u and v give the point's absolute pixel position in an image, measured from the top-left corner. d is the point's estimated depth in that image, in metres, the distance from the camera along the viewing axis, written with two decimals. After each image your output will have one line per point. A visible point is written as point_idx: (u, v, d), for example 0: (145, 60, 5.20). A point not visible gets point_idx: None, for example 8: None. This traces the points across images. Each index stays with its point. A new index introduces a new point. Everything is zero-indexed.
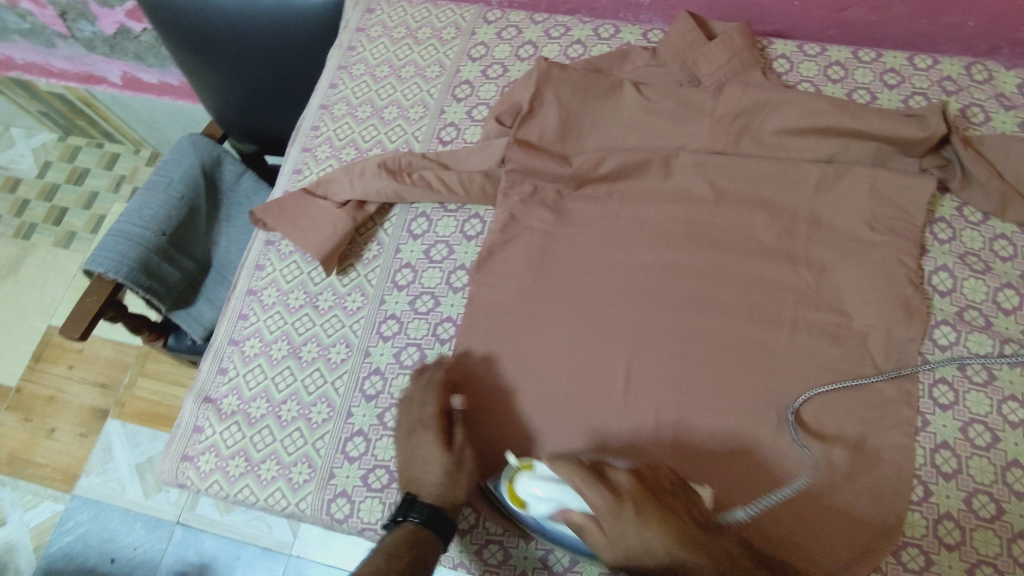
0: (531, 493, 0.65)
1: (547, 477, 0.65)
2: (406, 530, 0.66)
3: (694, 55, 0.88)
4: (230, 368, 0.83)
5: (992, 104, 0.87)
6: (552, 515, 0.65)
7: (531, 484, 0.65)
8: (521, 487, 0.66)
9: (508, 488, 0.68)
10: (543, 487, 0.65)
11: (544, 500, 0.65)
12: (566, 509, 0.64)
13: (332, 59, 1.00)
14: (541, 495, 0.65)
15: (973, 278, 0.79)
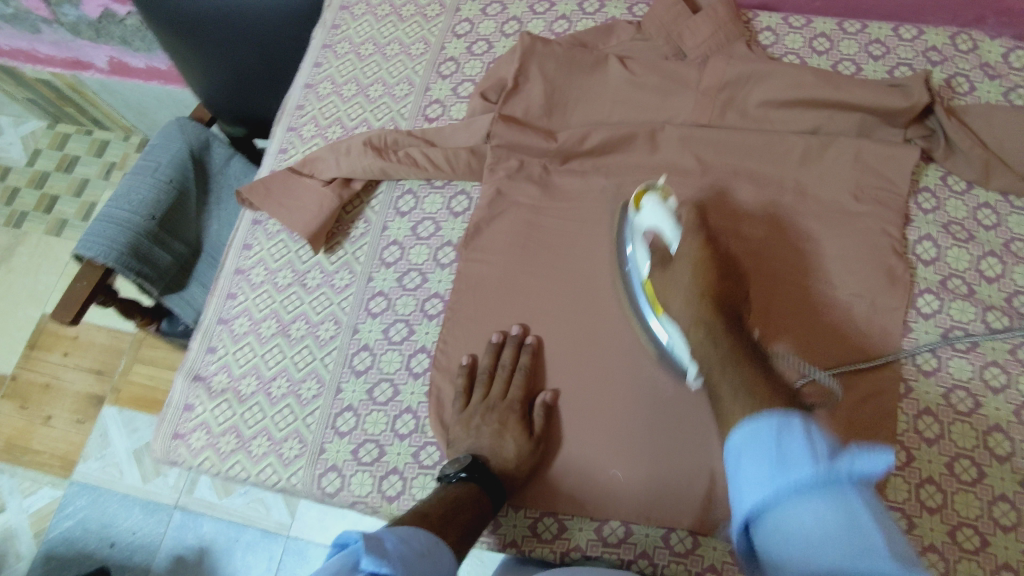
0: (650, 206, 0.75)
1: (664, 207, 0.74)
2: (470, 487, 0.66)
3: (679, 28, 0.88)
4: (219, 347, 0.83)
5: (976, 74, 0.88)
6: (649, 233, 0.75)
7: (653, 202, 0.75)
8: (646, 199, 0.75)
9: (638, 191, 0.77)
10: (658, 212, 0.74)
11: (652, 217, 0.74)
12: (661, 233, 0.74)
13: (317, 38, 1.00)
14: (652, 216, 0.74)
15: (956, 247, 0.80)
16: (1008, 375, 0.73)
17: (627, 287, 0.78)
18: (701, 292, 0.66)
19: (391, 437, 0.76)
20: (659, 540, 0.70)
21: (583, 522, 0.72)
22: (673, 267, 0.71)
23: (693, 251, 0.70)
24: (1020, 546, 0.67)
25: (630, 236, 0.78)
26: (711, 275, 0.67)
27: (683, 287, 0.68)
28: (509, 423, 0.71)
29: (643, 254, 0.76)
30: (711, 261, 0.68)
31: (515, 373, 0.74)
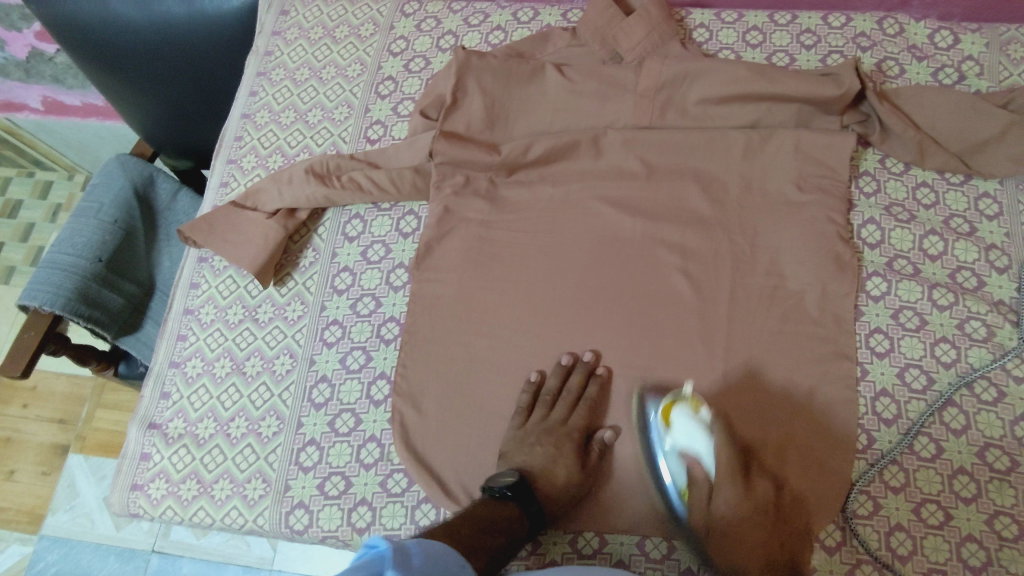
0: (683, 425, 0.68)
1: (700, 427, 0.67)
2: (512, 507, 0.65)
3: (613, 31, 0.88)
4: (173, 392, 0.81)
5: (904, 56, 0.90)
6: (685, 455, 0.67)
7: (684, 417, 0.68)
8: (677, 413, 0.68)
9: (665, 403, 0.70)
10: (692, 428, 0.67)
11: (687, 436, 0.67)
12: (699, 459, 0.66)
13: (250, 66, 0.98)
14: (688, 432, 0.67)
15: (899, 228, 0.81)
16: (957, 350, 0.75)
17: (651, 470, 0.71)
18: (749, 551, 0.61)
19: (356, 468, 0.74)
20: (634, 547, 0.71)
21: (556, 536, 0.72)
22: (713, 505, 0.64)
23: (732, 492, 0.63)
24: (982, 516, 0.68)
25: (660, 454, 0.70)
26: (756, 528, 0.62)
27: (727, 530, 0.63)
28: (564, 449, 0.71)
29: (676, 463, 0.68)
30: (761, 499, 0.63)
31: (581, 400, 0.73)
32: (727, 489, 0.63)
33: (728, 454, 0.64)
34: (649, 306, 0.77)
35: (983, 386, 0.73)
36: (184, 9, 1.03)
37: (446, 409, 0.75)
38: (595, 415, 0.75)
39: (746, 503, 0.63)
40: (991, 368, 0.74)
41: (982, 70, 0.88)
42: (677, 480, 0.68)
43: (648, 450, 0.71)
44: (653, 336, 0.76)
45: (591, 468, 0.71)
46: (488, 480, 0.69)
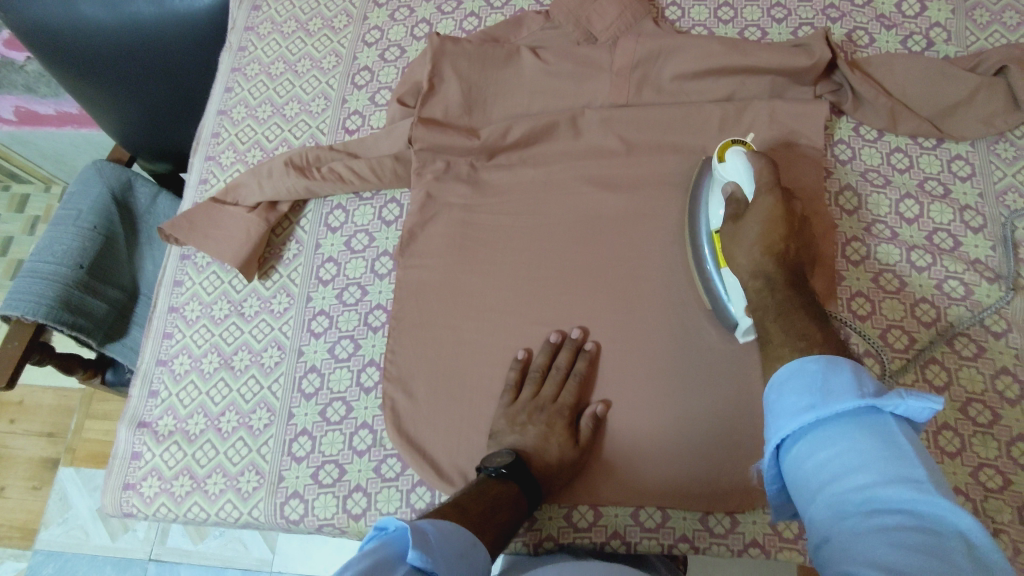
0: (733, 161, 0.70)
1: (749, 167, 0.69)
2: (509, 486, 0.65)
3: (586, 12, 0.89)
4: (161, 390, 0.80)
5: (873, 26, 0.91)
6: (727, 189, 0.71)
7: (736, 154, 0.70)
8: (732, 150, 0.71)
9: (724, 142, 0.74)
10: (739, 165, 0.70)
11: (734, 170, 0.70)
12: (740, 187, 0.69)
13: (224, 63, 0.98)
14: (736, 167, 0.70)
15: (875, 194, 0.83)
16: (937, 310, 0.76)
17: (691, 225, 0.76)
18: (769, 250, 0.64)
19: (350, 455, 0.74)
20: (629, 519, 0.72)
21: (552, 511, 0.73)
22: (745, 219, 0.67)
23: (768, 210, 0.65)
24: (967, 469, 0.69)
25: (710, 188, 0.75)
26: (785, 242, 0.64)
27: (753, 249, 0.65)
28: (556, 425, 0.71)
29: (719, 204, 0.73)
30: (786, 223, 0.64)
31: (569, 377, 0.74)
32: (759, 239, 0.65)
33: (772, 183, 0.67)
34: (634, 282, 0.78)
35: (963, 343, 0.75)
36: (154, 9, 1.02)
37: (436, 394, 0.75)
38: (585, 389, 0.75)
39: (780, 218, 0.65)
40: (970, 325, 0.75)
41: (949, 36, 0.90)
42: (714, 226, 0.73)
43: (697, 193, 0.77)
44: (639, 310, 0.77)
45: (585, 444, 0.71)
46: (480, 461, 0.69)
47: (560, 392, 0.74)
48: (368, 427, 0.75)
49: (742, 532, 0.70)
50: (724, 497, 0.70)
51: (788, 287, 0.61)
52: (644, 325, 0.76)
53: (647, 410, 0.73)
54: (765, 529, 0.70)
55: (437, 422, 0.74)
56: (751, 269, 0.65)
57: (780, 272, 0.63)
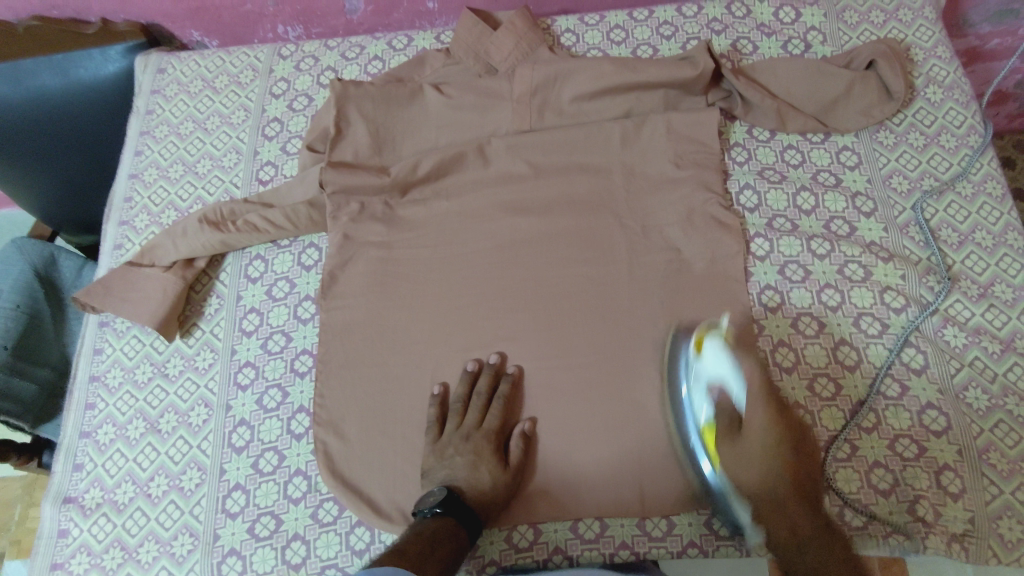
0: (714, 354, 0.70)
1: (734, 365, 0.69)
2: (446, 520, 0.65)
3: (484, 46, 0.92)
4: (86, 462, 0.78)
5: (755, 35, 0.97)
6: (710, 387, 0.69)
7: (719, 351, 0.70)
8: (710, 343, 0.71)
9: (698, 334, 0.73)
10: (721, 358, 0.69)
11: (716, 366, 0.69)
12: (728, 390, 0.69)
13: (133, 128, 0.98)
14: (713, 366, 0.69)
15: (773, 190, 0.86)
16: (841, 294, 0.79)
17: (671, 417, 0.72)
18: (783, 469, 0.65)
19: (285, 504, 0.73)
20: (569, 533, 0.72)
21: (493, 534, 0.73)
22: (744, 437, 0.67)
23: (769, 430, 0.66)
24: (884, 442, 0.72)
25: (683, 377, 0.72)
26: (789, 445, 0.66)
27: (756, 455, 0.66)
28: (484, 453, 0.71)
29: (703, 402, 0.69)
30: (795, 471, 0.65)
31: (492, 401, 0.75)
32: (757, 400, 0.68)
33: (761, 392, 0.68)
34: (553, 299, 0.80)
35: (868, 321, 0.78)
36: (59, 80, 1.02)
37: (368, 434, 0.75)
38: (510, 412, 0.76)
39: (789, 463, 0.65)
40: (873, 305, 0.79)
41: (825, 37, 0.96)
42: (702, 419, 0.69)
43: (672, 371, 0.73)
44: (560, 329, 0.78)
45: (515, 466, 0.71)
46: (414, 506, 0.69)
47: (484, 417, 0.74)
48: (303, 475, 0.74)
49: (679, 533, 0.71)
50: (660, 500, 0.71)
51: (800, 500, 0.63)
52: (567, 339, 0.78)
53: (575, 421, 0.74)
54: (701, 529, 0.71)
55: (368, 463, 0.74)
56: (762, 476, 0.65)
57: (790, 468, 0.65)
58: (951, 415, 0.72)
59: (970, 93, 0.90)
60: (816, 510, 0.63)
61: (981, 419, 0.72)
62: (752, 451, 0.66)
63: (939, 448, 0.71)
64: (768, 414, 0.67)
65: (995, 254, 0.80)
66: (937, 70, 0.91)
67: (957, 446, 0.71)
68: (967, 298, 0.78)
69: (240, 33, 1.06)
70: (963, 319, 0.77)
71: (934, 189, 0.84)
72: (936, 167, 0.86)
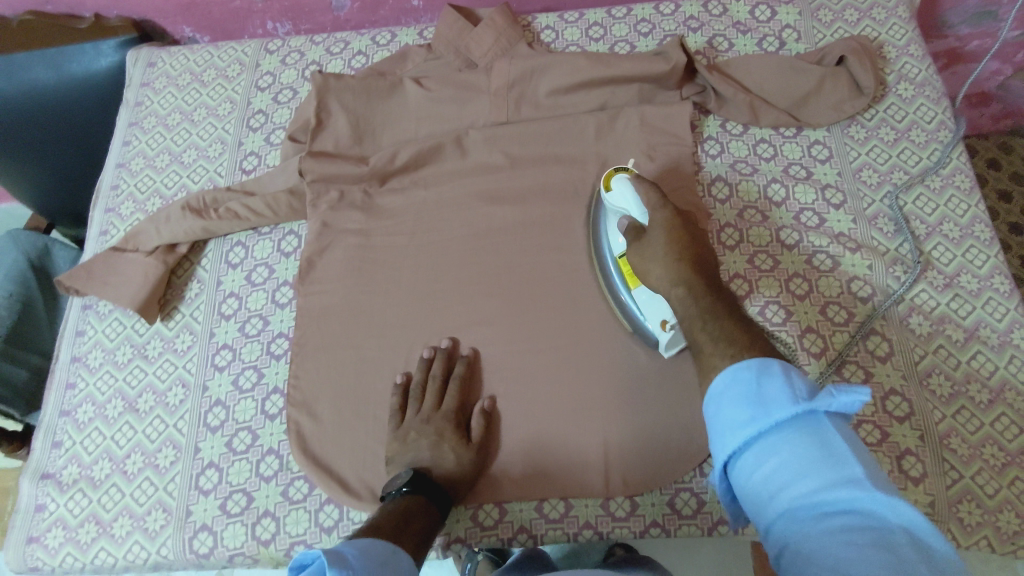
0: (620, 189, 0.73)
1: (636, 196, 0.72)
2: (415, 498, 0.66)
3: (464, 40, 0.94)
4: (65, 440, 0.80)
5: (731, 32, 0.98)
6: (621, 214, 0.73)
7: (623, 183, 0.73)
8: (617, 179, 0.74)
9: (608, 173, 0.76)
10: (624, 187, 0.73)
11: (621, 199, 0.73)
12: (631, 214, 0.72)
13: (122, 119, 1.01)
14: (621, 195, 0.73)
15: (745, 182, 0.88)
16: (809, 282, 0.80)
17: (600, 261, 0.79)
18: (680, 260, 0.66)
19: (257, 482, 0.75)
20: (534, 513, 0.73)
21: (460, 514, 0.74)
22: (646, 237, 0.69)
23: (668, 226, 0.68)
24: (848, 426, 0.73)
25: (607, 219, 0.78)
26: (691, 245, 0.67)
27: (661, 252, 0.67)
28: (447, 433, 0.73)
29: (616, 231, 0.76)
30: (693, 258, 0.66)
31: (449, 383, 0.76)
32: (658, 204, 0.70)
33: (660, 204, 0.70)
34: (524, 285, 0.81)
35: (835, 309, 0.79)
36: (52, 73, 1.05)
37: (339, 415, 0.77)
38: (468, 393, 0.77)
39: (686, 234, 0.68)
40: (840, 293, 0.80)
41: (799, 35, 0.97)
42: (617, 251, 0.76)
43: (597, 222, 0.81)
44: (531, 314, 0.80)
45: (478, 442, 0.73)
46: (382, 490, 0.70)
47: (442, 399, 0.75)
48: (276, 455, 0.76)
49: (642, 514, 0.72)
50: (623, 480, 0.72)
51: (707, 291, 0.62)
52: (538, 323, 0.79)
53: (541, 403, 0.76)
54: (664, 510, 0.72)
55: (337, 443, 0.75)
56: (670, 279, 0.65)
57: (696, 275, 0.64)
58: (914, 401, 0.73)
59: (941, 90, 0.91)
60: (712, 286, 0.64)
61: (944, 405, 0.73)
62: (654, 246, 0.68)
63: (902, 433, 0.72)
64: (668, 215, 0.69)
65: (961, 245, 0.81)
66: (909, 67, 0.93)
67: (919, 431, 0.72)
68: (933, 287, 0.79)
69: (230, 29, 1.09)
70: (929, 308, 0.78)
71: (904, 182, 0.85)
72: (906, 161, 0.87)
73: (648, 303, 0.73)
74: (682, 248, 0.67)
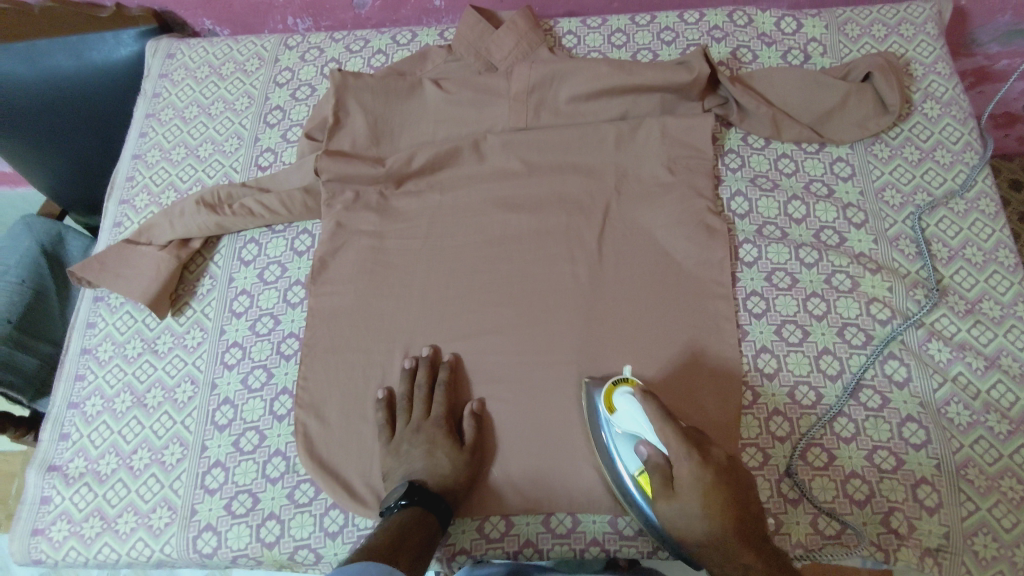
0: (628, 409, 0.67)
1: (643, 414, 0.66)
2: (412, 510, 0.67)
3: (485, 44, 0.94)
4: (73, 432, 0.80)
5: (756, 43, 0.97)
6: (639, 443, 0.66)
7: (629, 405, 0.67)
8: (621, 396, 0.68)
9: (607, 389, 0.70)
10: (634, 407, 0.67)
11: (632, 420, 0.67)
12: (653, 447, 0.65)
13: (139, 110, 1.00)
14: (631, 420, 0.67)
15: (765, 198, 0.86)
16: (827, 304, 0.79)
17: (612, 477, 0.70)
18: (714, 515, 0.62)
19: (263, 483, 0.74)
20: (540, 526, 0.73)
21: (466, 524, 0.74)
22: (677, 492, 0.64)
23: (700, 478, 0.63)
24: (862, 453, 0.72)
25: (612, 440, 0.70)
26: (722, 488, 0.63)
27: (696, 511, 0.63)
28: (438, 440, 0.73)
29: (633, 456, 0.68)
30: (722, 497, 0.63)
31: (433, 390, 0.76)
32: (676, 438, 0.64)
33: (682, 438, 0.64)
34: (539, 295, 0.80)
35: (853, 332, 0.78)
36: (72, 61, 1.04)
37: (347, 419, 0.76)
38: (455, 401, 0.77)
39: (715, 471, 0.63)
40: (858, 316, 0.78)
41: (824, 49, 0.96)
42: (634, 470, 0.68)
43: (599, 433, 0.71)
44: (544, 325, 0.79)
45: (472, 444, 0.72)
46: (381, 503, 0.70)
47: (429, 407, 0.75)
48: (282, 457, 0.75)
49: (651, 533, 0.71)
50: None
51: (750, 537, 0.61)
52: (551, 333, 0.78)
53: (550, 414, 0.75)
54: None
55: (346, 447, 0.75)
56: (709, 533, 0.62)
57: (728, 517, 0.62)
58: (931, 430, 0.72)
59: (968, 110, 0.90)
60: (752, 531, 0.62)
61: (961, 435, 0.72)
62: (691, 503, 0.63)
63: (917, 462, 0.71)
64: (694, 460, 0.63)
65: (984, 270, 0.80)
66: (936, 85, 0.91)
67: (936, 461, 0.70)
68: (954, 313, 0.78)
69: (250, 22, 1.08)
70: (948, 334, 0.77)
71: (927, 203, 0.84)
72: (930, 182, 0.86)
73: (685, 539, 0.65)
74: (712, 489, 0.62)
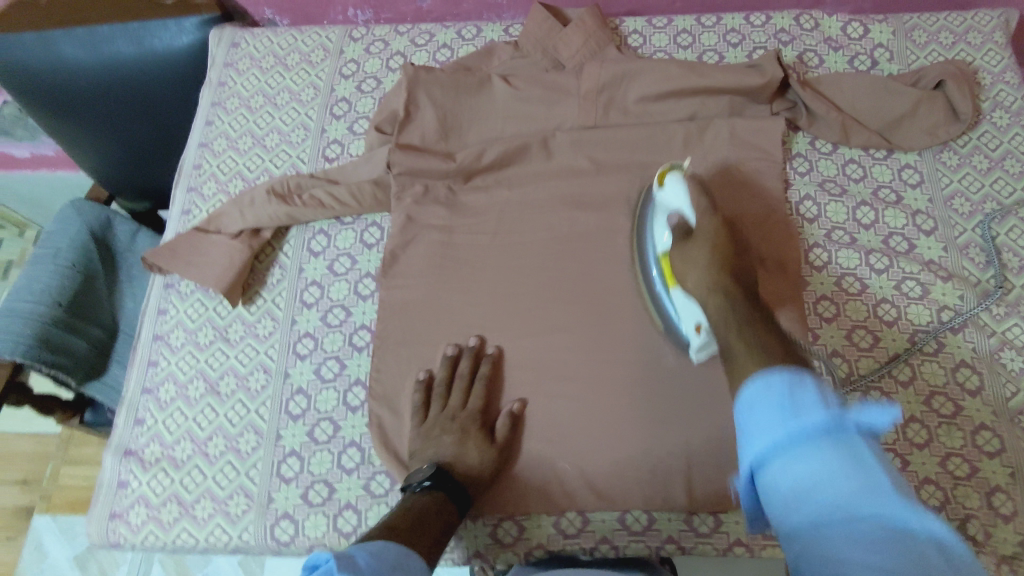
0: (673, 187, 0.75)
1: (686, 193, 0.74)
2: (437, 494, 0.67)
3: (553, 40, 0.94)
4: (147, 417, 0.80)
5: (823, 48, 0.97)
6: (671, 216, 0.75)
7: (676, 182, 0.75)
8: (671, 177, 0.76)
9: (663, 170, 0.77)
10: (679, 188, 0.74)
11: (675, 198, 0.75)
12: (682, 215, 0.74)
13: (204, 98, 1.00)
14: (675, 194, 0.75)
15: (834, 203, 0.87)
16: (898, 310, 0.80)
17: (641, 258, 0.79)
18: (720, 263, 0.67)
19: (339, 474, 0.75)
20: (616, 523, 0.74)
21: (542, 518, 0.75)
22: (689, 239, 0.71)
23: (711, 227, 0.70)
24: (936, 459, 0.72)
25: (655, 218, 0.79)
26: (730, 247, 0.68)
27: (701, 256, 0.68)
28: (471, 430, 0.73)
29: (664, 229, 0.76)
30: (730, 257, 0.68)
31: (473, 382, 0.76)
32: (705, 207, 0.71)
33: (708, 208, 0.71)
34: (612, 294, 0.81)
35: (924, 338, 0.78)
36: (134, 48, 1.04)
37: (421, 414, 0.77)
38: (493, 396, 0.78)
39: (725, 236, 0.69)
40: (929, 322, 0.79)
41: (891, 55, 0.96)
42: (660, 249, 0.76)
43: (643, 224, 0.81)
44: (616, 323, 0.79)
45: (503, 443, 0.73)
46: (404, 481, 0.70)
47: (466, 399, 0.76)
48: (358, 449, 0.76)
49: (726, 530, 0.72)
50: (709, 498, 0.72)
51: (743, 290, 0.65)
52: (625, 332, 0.79)
53: (624, 412, 0.75)
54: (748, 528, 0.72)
55: None
56: (704, 274, 0.67)
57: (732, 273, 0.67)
58: (1006, 439, 0.72)
59: None
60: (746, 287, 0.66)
61: None
62: (697, 253, 0.69)
63: (991, 469, 0.71)
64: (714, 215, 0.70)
65: None
66: (1005, 95, 0.91)
67: (1010, 469, 0.71)
68: None
69: (312, 13, 1.08)
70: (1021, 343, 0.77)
71: (998, 212, 0.84)
72: (999, 191, 0.86)
73: (684, 303, 0.72)
74: (715, 234, 0.69)
